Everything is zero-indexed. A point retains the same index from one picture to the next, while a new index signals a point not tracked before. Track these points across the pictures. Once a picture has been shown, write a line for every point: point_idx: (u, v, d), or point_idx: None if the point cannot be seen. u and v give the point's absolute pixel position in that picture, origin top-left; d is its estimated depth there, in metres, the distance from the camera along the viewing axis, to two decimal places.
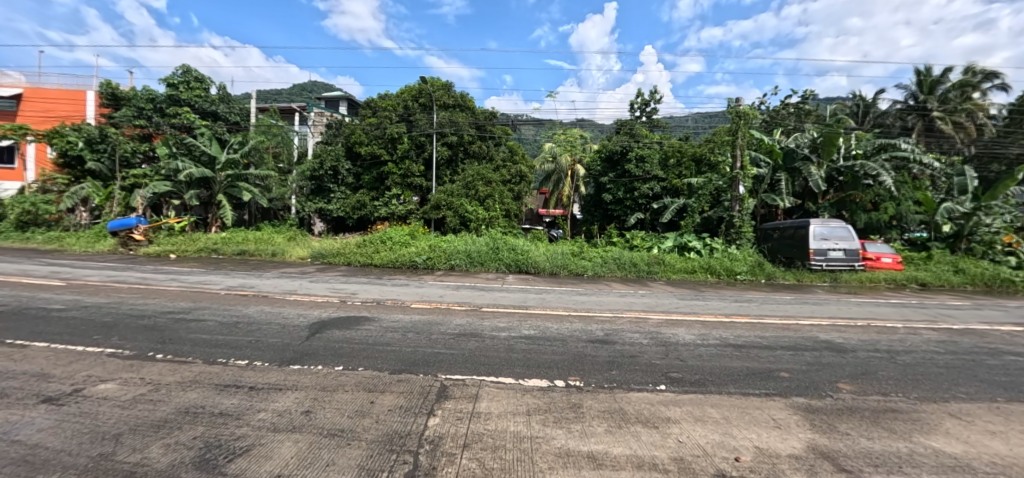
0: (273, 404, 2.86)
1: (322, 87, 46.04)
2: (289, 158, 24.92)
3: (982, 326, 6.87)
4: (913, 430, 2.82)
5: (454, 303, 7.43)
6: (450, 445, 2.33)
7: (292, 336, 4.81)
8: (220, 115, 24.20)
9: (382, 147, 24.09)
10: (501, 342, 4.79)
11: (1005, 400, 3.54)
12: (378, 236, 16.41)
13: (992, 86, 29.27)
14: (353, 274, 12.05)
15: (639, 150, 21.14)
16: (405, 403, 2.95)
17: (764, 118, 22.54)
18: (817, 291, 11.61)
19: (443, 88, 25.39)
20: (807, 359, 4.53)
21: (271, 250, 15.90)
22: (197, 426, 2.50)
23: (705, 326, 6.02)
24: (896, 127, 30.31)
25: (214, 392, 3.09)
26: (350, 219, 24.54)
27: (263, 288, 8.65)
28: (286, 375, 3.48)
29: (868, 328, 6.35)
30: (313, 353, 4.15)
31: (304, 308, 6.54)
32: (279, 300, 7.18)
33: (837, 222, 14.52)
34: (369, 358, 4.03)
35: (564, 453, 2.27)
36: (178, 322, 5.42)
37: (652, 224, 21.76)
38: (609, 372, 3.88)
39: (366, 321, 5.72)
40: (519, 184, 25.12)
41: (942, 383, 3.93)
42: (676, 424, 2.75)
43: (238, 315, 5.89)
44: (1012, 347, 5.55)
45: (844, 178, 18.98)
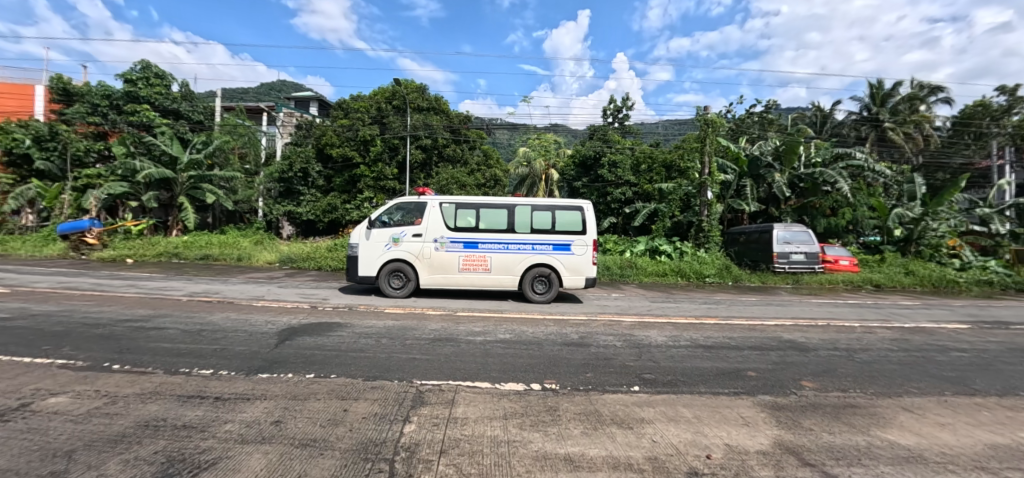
0: (240, 415, 2.75)
1: (291, 86, 44.72)
2: (255, 159, 24.03)
3: (930, 325, 7.33)
4: (871, 424, 2.98)
5: (428, 307, 7.34)
6: (428, 451, 2.30)
7: (261, 344, 4.64)
8: (183, 113, 23.26)
9: (354, 149, 23.67)
10: (478, 346, 4.77)
11: (952, 394, 3.79)
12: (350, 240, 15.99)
13: (937, 100, 31.36)
14: (324, 278, 11.78)
15: (612, 156, 21.91)
16: (380, 410, 2.89)
17: (731, 126, 23.69)
18: (781, 293, 12.11)
19: (417, 91, 25.35)
20: (772, 358, 4.72)
21: (236, 254, 15.29)
22: (159, 440, 2.37)
23: (676, 328, 6.17)
24: (851, 137, 31.99)
25: (176, 404, 2.94)
26: (321, 222, 23.98)
27: (228, 293, 8.33)
28: (254, 384, 3.36)
29: (827, 327, 6.68)
30: (283, 361, 4.02)
31: (273, 314, 6.33)
32: (245, 306, 6.91)
33: (798, 226, 15.16)
34: (342, 364, 3.95)
35: (542, 456, 2.27)
36: (136, 331, 5.13)
37: (624, 228, 21.99)
38: (585, 374, 3.92)
39: (339, 327, 5.58)
40: (493, 188, 25.06)
41: (897, 379, 4.17)
42: (650, 425, 2.81)
43: (202, 323, 5.63)
44: (958, 344, 5.94)
45: (805, 184, 19.94)
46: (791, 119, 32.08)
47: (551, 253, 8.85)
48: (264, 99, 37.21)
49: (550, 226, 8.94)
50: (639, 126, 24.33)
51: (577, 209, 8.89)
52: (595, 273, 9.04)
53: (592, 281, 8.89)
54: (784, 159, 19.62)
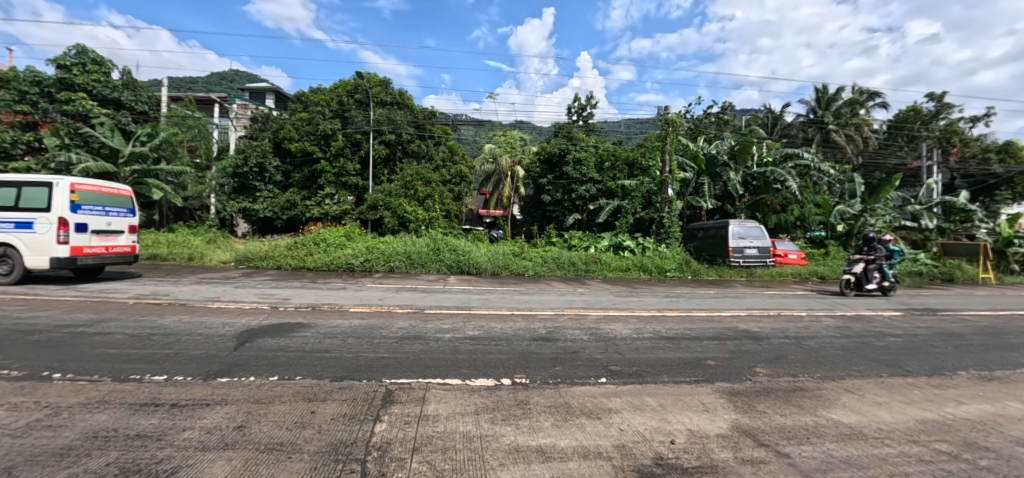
0: (199, 422, 2.61)
1: (246, 76, 42.48)
2: (207, 154, 22.83)
3: (868, 313, 7.96)
4: (817, 406, 3.21)
5: (394, 305, 7.23)
6: (400, 449, 2.28)
7: (218, 347, 4.42)
8: (124, 103, 21.71)
9: (314, 144, 22.96)
10: (446, 344, 4.75)
11: (888, 375, 4.14)
12: (311, 238, 15.47)
13: (874, 105, 33.80)
14: (284, 277, 11.36)
15: (576, 153, 22.10)
16: (349, 410, 2.83)
17: (690, 126, 24.67)
18: (736, 286, 12.80)
19: (381, 84, 24.82)
20: (729, 347, 4.98)
21: (187, 254, 14.44)
22: (110, 451, 2.22)
23: (640, 321, 6.39)
24: (799, 137, 33.98)
25: (128, 412, 2.76)
26: (280, 219, 23.15)
27: (180, 295, 7.87)
28: (212, 389, 3.20)
29: (779, 317, 7.12)
30: (244, 364, 3.86)
31: (230, 316, 6.03)
32: (200, 308, 6.55)
33: (751, 222, 15.99)
34: (307, 366, 3.83)
35: (514, 449, 2.31)
36: (77, 336, 4.76)
37: (588, 224, 22.42)
38: (554, 368, 4.00)
39: (302, 327, 5.39)
40: (459, 184, 24.60)
41: (840, 363, 4.50)
42: (617, 414, 2.90)
43: (152, 326, 5.29)
44: (892, 329, 6.50)
45: (758, 182, 20.92)
46: (745, 120, 33.71)
47: (14, 232, 8.64)
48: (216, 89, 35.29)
49: (20, 204, 8.71)
50: (603, 124, 24.31)
51: (48, 186, 8.65)
52: (71, 253, 8.68)
53: (62, 261, 8.53)
54: (738, 158, 20.60)
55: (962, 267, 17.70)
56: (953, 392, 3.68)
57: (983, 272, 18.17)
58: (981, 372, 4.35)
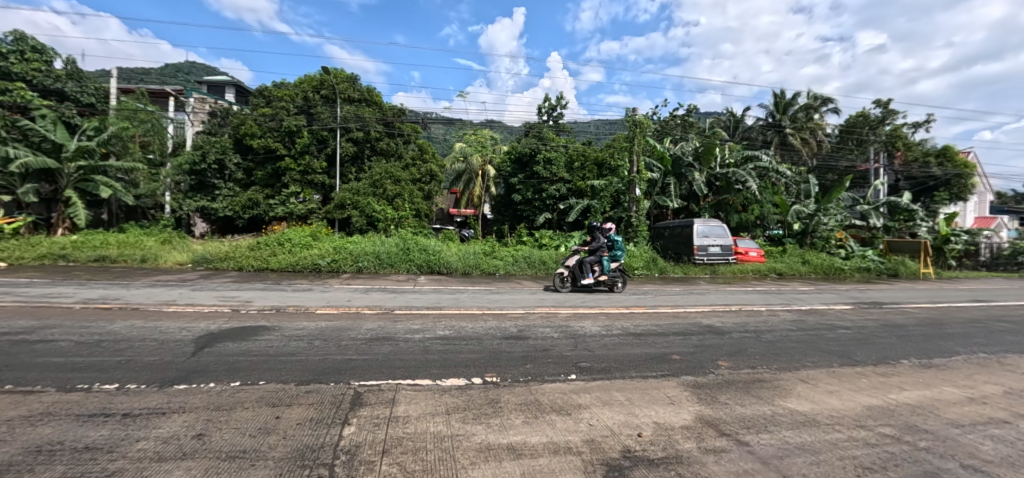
0: (154, 431, 2.48)
1: (204, 69, 40.43)
2: (161, 149, 21.52)
3: (821, 307, 8.45)
4: (775, 395, 3.38)
5: (363, 306, 7.07)
6: (369, 452, 2.24)
7: (175, 352, 4.20)
8: (68, 94, 20.21)
9: (278, 141, 22.27)
10: (416, 344, 4.70)
11: (838, 365, 4.41)
12: (275, 238, 14.94)
13: (827, 110, 35.69)
14: (246, 279, 10.91)
15: (547, 153, 22.29)
16: (316, 414, 2.76)
17: (657, 128, 25.35)
18: (700, 283, 13.29)
19: (348, 81, 24.38)
20: (694, 342, 5.17)
21: (139, 255, 13.63)
22: (56, 466, 2.08)
23: (609, 318, 6.53)
24: (759, 140, 35.53)
25: (75, 424, 2.59)
26: (241, 219, 22.29)
27: (131, 299, 7.42)
28: (170, 397, 3.05)
29: (740, 312, 7.45)
30: (204, 369, 3.69)
31: (187, 320, 5.74)
32: (154, 312, 6.20)
33: (715, 221, 16.58)
34: (273, 370, 3.70)
35: (485, 447, 2.31)
36: (15, 344, 4.41)
37: (559, 224, 22.70)
38: (525, 366, 4.04)
39: (265, 330, 5.20)
40: (430, 183, 24.36)
41: (795, 354, 4.76)
42: (587, 410, 2.96)
43: (100, 333, 4.96)
44: (841, 322, 6.94)
45: (720, 183, 21.67)
46: (709, 123, 34.92)
47: None
48: (170, 81, 33.41)
49: None
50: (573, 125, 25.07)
51: None
52: None
53: None
54: (702, 160, 21.35)
55: (906, 263, 19.05)
56: (897, 379, 3.95)
57: (924, 267, 19.60)
58: (921, 360, 4.71)
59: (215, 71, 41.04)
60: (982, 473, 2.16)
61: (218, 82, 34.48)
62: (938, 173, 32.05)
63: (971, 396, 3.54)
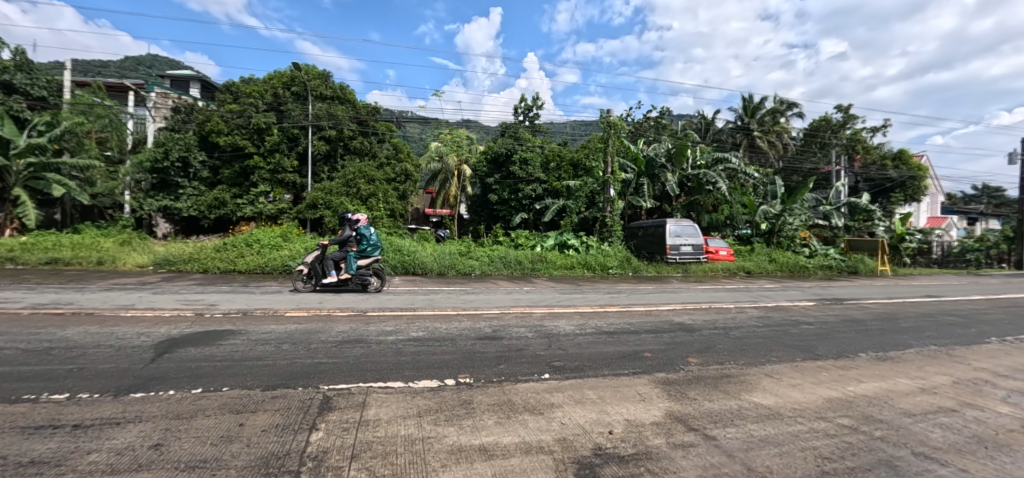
0: (108, 442, 2.35)
1: (167, 63, 38.74)
2: (119, 145, 20.45)
3: (786, 304, 8.79)
4: (741, 390, 3.49)
5: (334, 308, 6.92)
6: (337, 457, 2.19)
7: (132, 359, 4.00)
8: (17, 87, 18.99)
9: (245, 138, 21.68)
10: (389, 346, 4.63)
11: (801, 359, 4.58)
12: (243, 239, 14.50)
13: (793, 114, 37.06)
14: (212, 281, 10.50)
15: (522, 153, 22.29)
16: (282, 420, 2.67)
17: (631, 129, 25.83)
18: (673, 281, 13.61)
19: (320, 78, 23.91)
20: (665, 339, 5.28)
21: (96, 257, 12.95)
22: None
23: (583, 317, 6.60)
24: (729, 143, 36.53)
25: (19, 437, 2.43)
26: (206, 219, 21.74)
27: (86, 303, 7.02)
28: (125, 406, 2.90)
29: (710, 309, 7.66)
30: (163, 376, 3.53)
31: (146, 325, 5.47)
32: (111, 317, 5.88)
33: (686, 221, 17.00)
34: (238, 375, 3.58)
35: (457, 449, 2.30)
36: None
37: (535, 224, 22.75)
38: (499, 366, 4.03)
39: (231, 335, 5.01)
40: (405, 183, 23.92)
41: (761, 350, 4.93)
42: (559, 409, 2.98)
43: (49, 339, 4.67)
44: (804, 318, 7.23)
45: (692, 184, 22.16)
46: (682, 125, 35.74)
47: None
48: (130, 75, 31.87)
49: None
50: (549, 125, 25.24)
51: None
52: None
53: None
54: (674, 161, 21.84)
55: (864, 261, 20.02)
56: (854, 372, 4.14)
57: (881, 265, 20.64)
58: (877, 353, 4.95)
59: (178, 64, 39.32)
60: (931, 459, 2.29)
61: (181, 77, 32.98)
62: (894, 175, 33.87)
63: (921, 387, 3.74)
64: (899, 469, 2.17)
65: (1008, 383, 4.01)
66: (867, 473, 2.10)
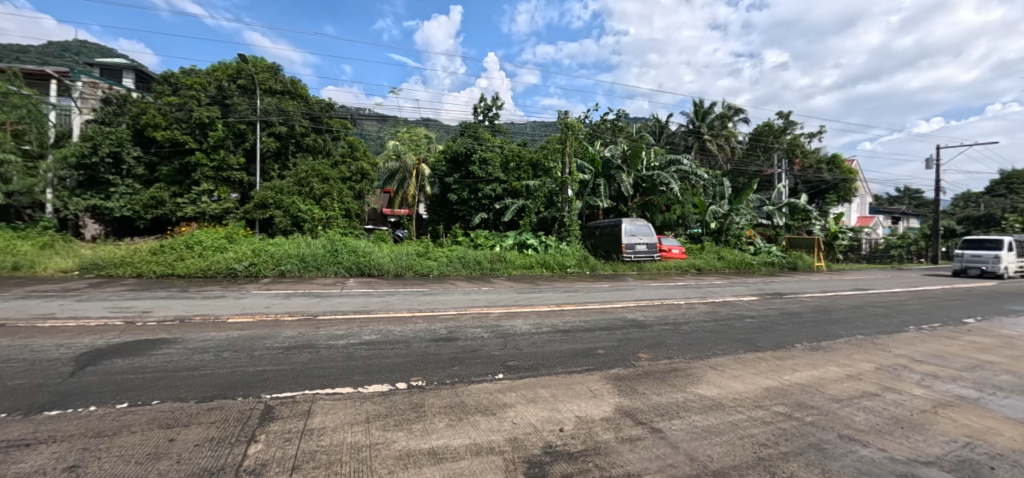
0: (11, 468, 2.12)
1: (96, 51, 35.63)
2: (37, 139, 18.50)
3: (732, 299, 9.29)
4: (687, 383, 3.65)
5: (282, 313, 6.62)
6: (275, 470, 2.08)
7: (47, 374, 3.64)
8: None
9: (185, 133, 20.37)
10: (339, 351, 4.49)
11: (743, 351, 4.85)
12: (183, 241, 13.69)
13: (739, 119, 39.19)
14: (146, 287, 9.76)
15: (482, 153, 22.18)
16: (217, 433, 2.52)
17: (588, 131, 26.46)
18: (628, 279, 14.06)
19: (269, 71, 23.05)
20: (618, 336, 5.43)
21: (10, 261, 11.74)
22: None
23: (539, 316, 6.68)
24: (681, 145, 38.10)
25: None
26: (143, 220, 20.21)
27: None
28: (36, 426, 2.62)
29: (662, 306, 7.96)
30: (85, 392, 3.23)
31: (67, 336, 5.00)
32: (25, 328, 5.32)
33: (641, 221, 17.59)
34: (172, 387, 3.34)
35: (405, 454, 2.25)
36: None
37: (495, 224, 22.66)
38: (453, 367, 4.00)
39: (166, 344, 4.68)
40: (361, 182, 22.97)
41: (708, 343, 5.17)
42: (511, 408, 2.99)
43: None
44: (747, 312, 7.67)
45: (646, 185, 22.91)
46: (638, 128, 36.92)
47: None
48: (51, 62, 29.06)
49: None
50: (508, 126, 25.93)
51: None
52: None
53: None
54: (630, 162, 22.51)
55: (803, 257, 21.62)
56: (790, 361, 4.43)
57: (817, 261, 22.32)
58: (811, 343, 5.33)
59: (110, 53, 36.31)
60: (854, 441, 2.48)
61: (113, 66, 30.43)
62: (828, 178, 36.66)
63: (849, 373, 4.06)
64: (826, 451, 2.34)
65: (921, 367, 4.42)
66: (797, 456, 2.25)
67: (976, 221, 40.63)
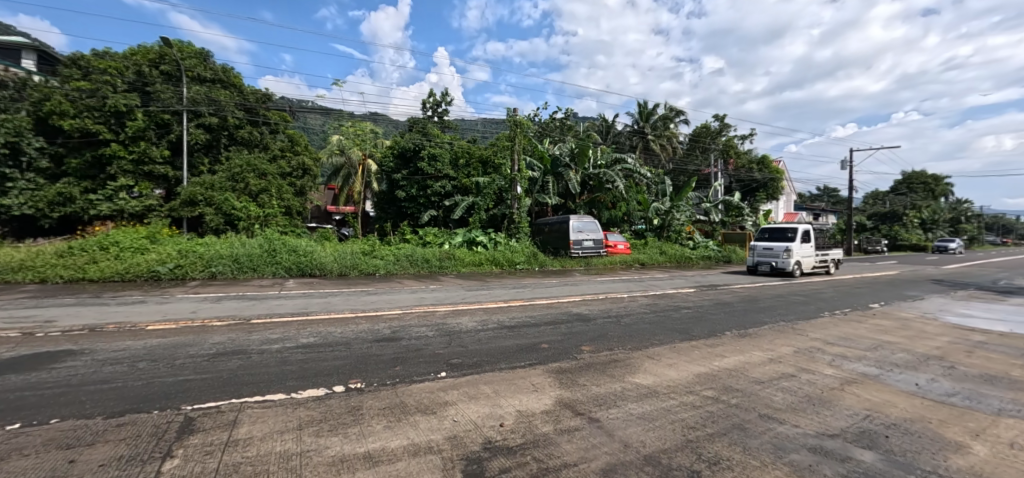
0: None
1: None
2: None
3: (671, 291, 9.83)
4: (626, 373, 3.81)
5: (211, 318, 6.18)
6: None
7: None
8: None
9: (98, 122, 18.42)
10: (272, 355, 4.27)
11: (679, 340, 5.13)
12: (95, 241, 12.40)
13: (681, 120, 41.27)
14: (51, 293, 8.76)
15: (431, 149, 21.75)
16: (129, 450, 2.31)
17: (537, 129, 26.84)
18: (575, 274, 14.46)
19: (197, 57, 21.39)
20: (562, 330, 5.57)
21: None
22: None
23: (485, 313, 6.71)
24: (627, 145, 39.48)
25: None
26: (48, 219, 18.02)
27: None
28: None
29: (606, 299, 8.25)
30: None
31: None
32: None
33: (588, 218, 18.08)
34: (75, 404, 3.02)
35: (338, 460, 2.18)
36: None
37: (445, 221, 22.42)
38: (394, 368, 3.92)
39: (72, 356, 4.23)
40: (302, 178, 22.27)
41: (647, 334, 5.42)
42: (452, 406, 2.98)
43: None
44: (684, 303, 8.14)
45: (593, 182, 23.44)
46: (586, 127, 37.94)
47: None
48: None
49: None
50: (459, 122, 26.12)
51: None
52: None
53: None
54: (577, 160, 23.02)
55: (736, 251, 23.27)
56: (720, 348, 4.75)
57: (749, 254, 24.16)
58: (739, 331, 5.74)
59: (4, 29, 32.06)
60: (772, 419, 2.71)
61: (8, 44, 26.85)
62: (759, 177, 39.78)
63: (770, 357, 4.41)
64: (747, 430, 2.53)
65: (833, 349, 4.89)
66: (722, 436, 2.43)
67: (883, 217, 44.72)
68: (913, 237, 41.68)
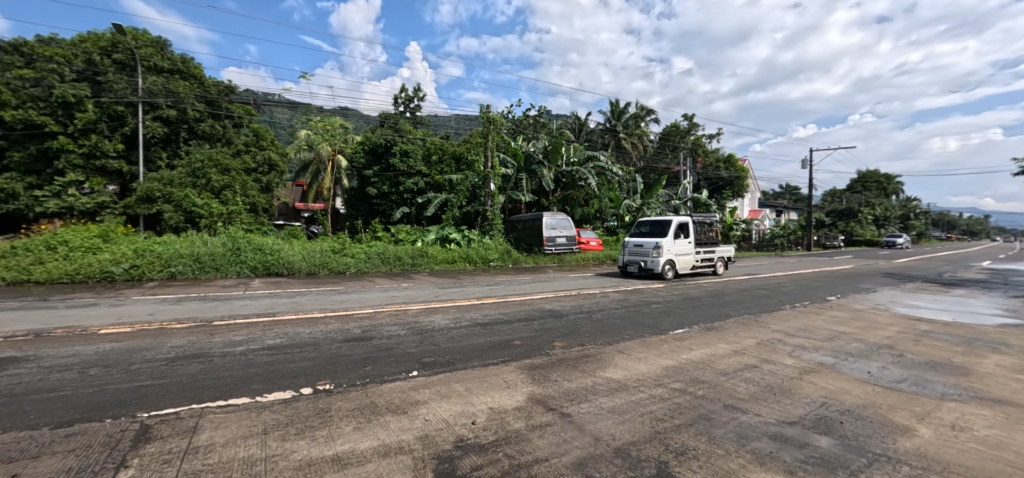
0: None
1: None
2: None
3: (641, 286, 10.06)
4: (597, 367, 3.88)
5: (169, 320, 5.90)
6: None
7: None
8: None
9: (42, 113, 17.21)
10: (236, 358, 4.13)
11: (648, 335, 5.27)
12: (41, 241, 11.63)
13: (652, 119, 42.12)
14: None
15: (403, 145, 21.39)
16: (79, 461, 2.19)
17: (511, 126, 26.82)
18: (549, 271, 14.58)
19: (154, 45, 20.27)
20: (535, 327, 5.62)
21: None
22: None
23: (458, 311, 6.68)
24: (599, 142, 39.90)
25: None
26: None
27: None
28: None
29: (579, 295, 8.37)
30: None
31: None
32: None
33: (561, 215, 18.24)
34: (17, 415, 2.82)
35: (305, 464, 2.14)
36: None
37: (417, 218, 22.15)
38: (364, 368, 3.86)
39: (14, 363, 3.95)
40: (268, 174, 21.31)
41: (617, 329, 5.55)
42: (424, 405, 2.97)
43: None
44: (653, 298, 8.35)
45: (566, 179, 23.61)
46: (560, 124, 38.20)
47: None
48: None
49: None
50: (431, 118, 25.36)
51: None
52: None
53: None
54: (550, 157, 23.16)
55: None
56: (687, 341, 4.91)
57: None
58: (706, 324, 5.94)
59: None
60: (735, 409, 2.83)
61: None
62: (725, 175, 41.20)
63: (735, 349, 4.59)
64: (712, 420, 2.63)
65: (792, 340, 5.14)
66: (689, 426, 2.51)
67: (840, 213, 47.51)
68: (867, 233, 44.25)
